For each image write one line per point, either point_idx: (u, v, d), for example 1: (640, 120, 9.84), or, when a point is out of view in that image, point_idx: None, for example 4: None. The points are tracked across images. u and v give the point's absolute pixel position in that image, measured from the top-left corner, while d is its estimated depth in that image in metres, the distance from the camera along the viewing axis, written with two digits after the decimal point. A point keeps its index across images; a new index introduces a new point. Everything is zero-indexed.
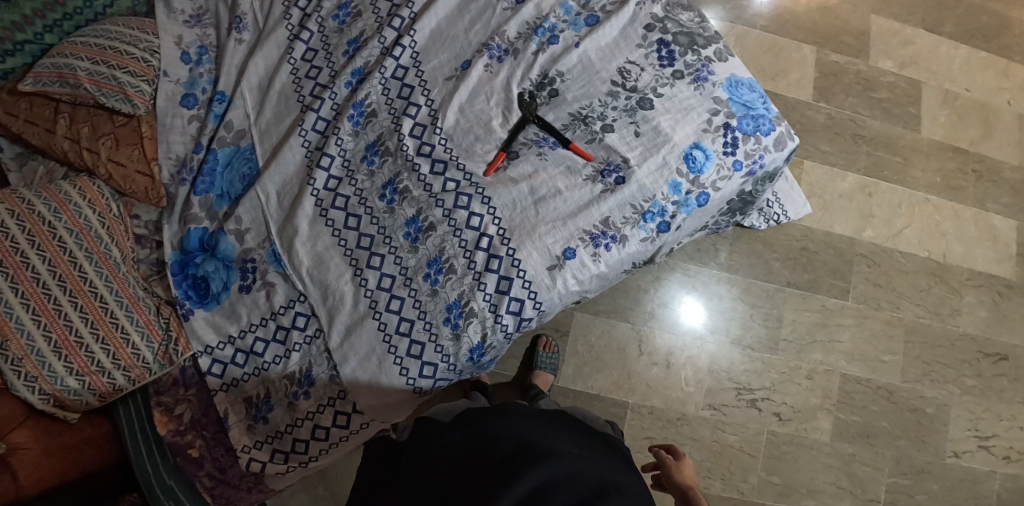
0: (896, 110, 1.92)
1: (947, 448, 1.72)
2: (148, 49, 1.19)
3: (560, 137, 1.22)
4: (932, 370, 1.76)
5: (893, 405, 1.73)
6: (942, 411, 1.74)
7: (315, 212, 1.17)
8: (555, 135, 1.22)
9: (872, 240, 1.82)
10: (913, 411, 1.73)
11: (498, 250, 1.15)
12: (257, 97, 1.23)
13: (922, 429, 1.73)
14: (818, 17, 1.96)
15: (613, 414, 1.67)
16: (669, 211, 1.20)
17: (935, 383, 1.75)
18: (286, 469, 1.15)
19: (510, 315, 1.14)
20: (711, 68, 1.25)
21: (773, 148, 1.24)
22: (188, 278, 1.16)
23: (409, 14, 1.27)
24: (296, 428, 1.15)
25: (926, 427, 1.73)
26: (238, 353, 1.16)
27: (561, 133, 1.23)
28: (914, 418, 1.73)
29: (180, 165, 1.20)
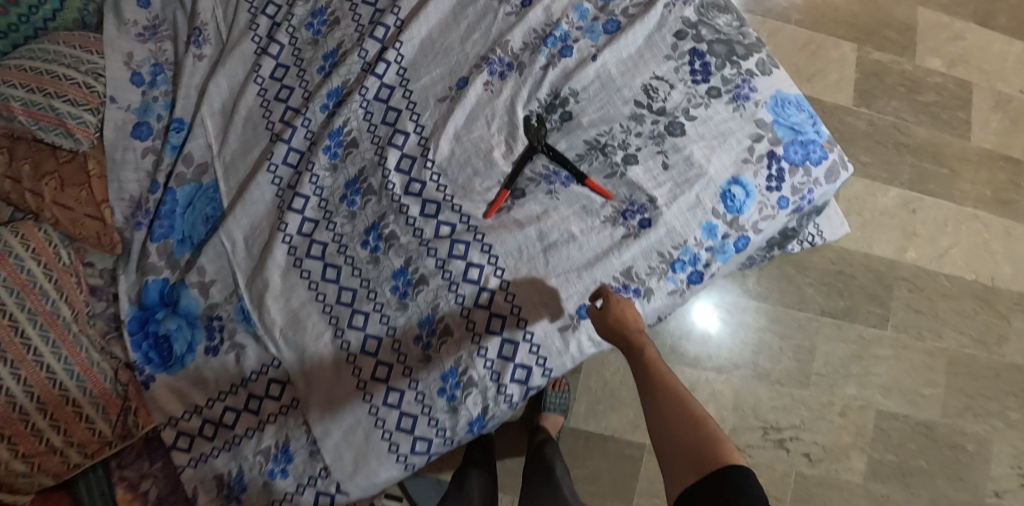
0: (942, 115, 1.72)
1: (987, 487, 1.54)
2: (92, 71, 1.02)
3: (574, 171, 1.04)
4: (975, 403, 1.58)
5: (932, 441, 1.55)
6: (985, 448, 1.56)
7: (288, 262, 1.01)
8: (569, 168, 1.04)
9: (914, 262, 1.63)
10: (953, 449, 1.55)
11: (500, 308, 0.99)
12: (220, 123, 1.06)
13: (962, 468, 1.55)
14: (859, 9, 1.75)
15: (629, 456, 1.48)
16: (703, 259, 1.03)
17: (977, 418, 1.57)
18: None
19: (515, 384, 0.98)
20: (753, 83, 1.07)
21: (824, 181, 1.05)
22: (148, 337, 1.02)
23: (395, 21, 1.08)
24: None
25: (965, 465, 1.55)
26: (207, 425, 1.02)
27: (575, 166, 1.05)
28: (954, 455, 1.55)
29: (135, 207, 1.03)
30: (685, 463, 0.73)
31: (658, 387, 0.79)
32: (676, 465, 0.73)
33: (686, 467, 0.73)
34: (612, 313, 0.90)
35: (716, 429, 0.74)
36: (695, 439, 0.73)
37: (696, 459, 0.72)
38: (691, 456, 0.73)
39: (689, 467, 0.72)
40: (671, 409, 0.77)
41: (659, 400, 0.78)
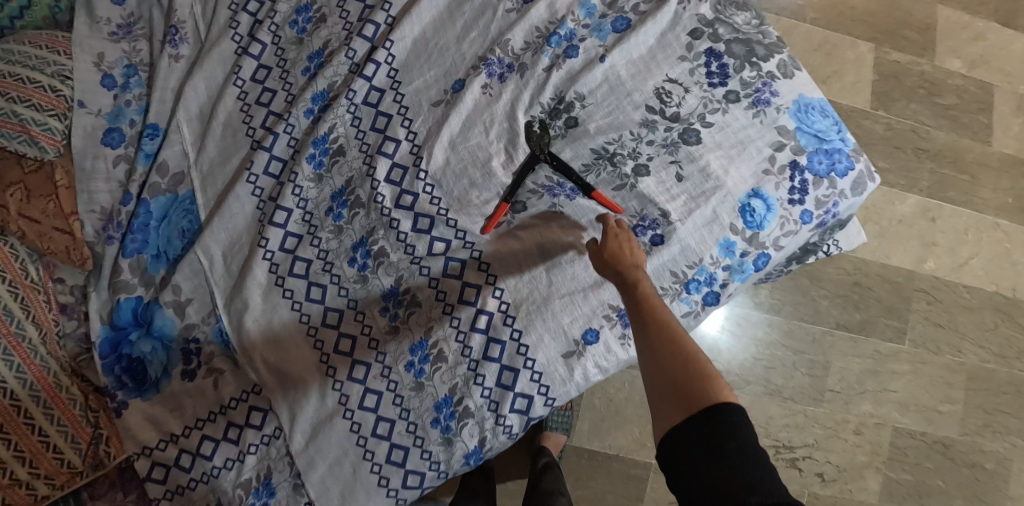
0: (963, 118, 1.64)
1: None
2: (58, 74, 0.94)
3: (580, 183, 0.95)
4: (996, 421, 1.49)
5: (950, 461, 1.47)
6: (1006, 468, 1.47)
7: (270, 281, 0.95)
8: (574, 179, 0.95)
9: (933, 273, 1.55)
10: (972, 467, 1.47)
11: (499, 332, 0.91)
12: (197, 129, 0.99)
13: (981, 488, 1.46)
14: (876, 7, 1.67)
15: (633, 476, 1.40)
16: (720, 278, 0.97)
17: (997, 436, 1.48)
18: None
19: (515, 415, 0.91)
20: (774, 87, 0.99)
21: (850, 193, 0.97)
22: (121, 360, 0.94)
23: (386, 18, 1.01)
24: None
25: (985, 486, 1.46)
26: (183, 454, 0.92)
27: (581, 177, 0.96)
28: (973, 475, 1.47)
29: (106, 220, 0.96)
30: (673, 399, 0.69)
31: (650, 320, 0.76)
32: (664, 401, 0.70)
33: (673, 402, 0.70)
34: (609, 246, 0.86)
35: (707, 364, 0.71)
36: (682, 374, 0.70)
37: (686, 397, 0.69)
38: (679, 392, 0.69)
39: (675, 404, 0.69)
40: (662, 342, 0.73)
41: (650, 331, 0.75)
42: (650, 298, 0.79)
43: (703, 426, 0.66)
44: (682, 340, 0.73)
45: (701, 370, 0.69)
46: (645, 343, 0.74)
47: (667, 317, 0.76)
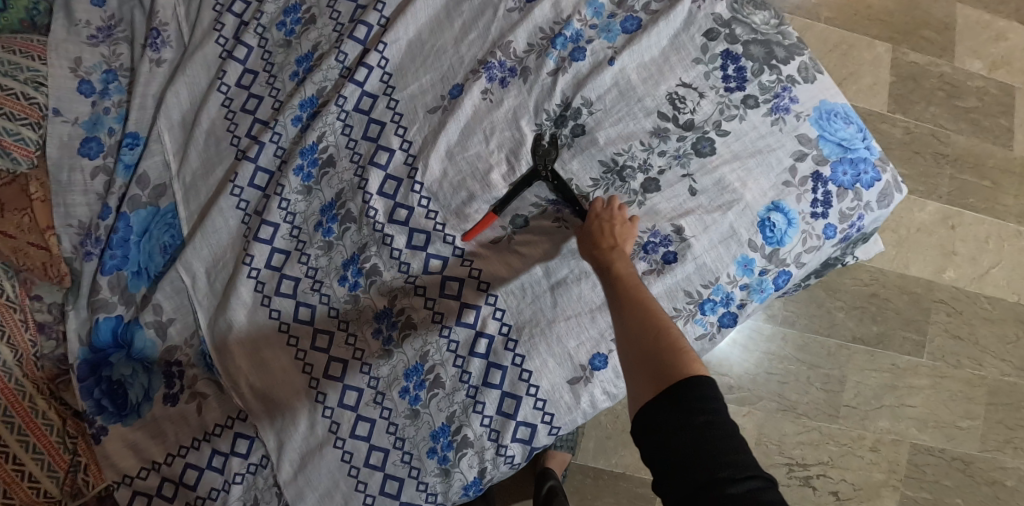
0: (984, 122, 1.57)
1: None
2: (32, 80, 0.89)
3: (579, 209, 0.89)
4: (1018, 437, 1.42)
5: (970, 479, 1.41)
6: None
7: (255, 299, 0.89)
8: (570, 202, 0.89)
9: (952, 283, 1.48)
10: (992, 486, 1.41)
11: (500, 358, 0.86)
12: (180, 137, 0.93)
13: None
14: (895, 7, 1.60)
15: (640, 495, 1.34)
16: (737, 298, 0.93)
17: (1020, 453, 1.42)
18: None
19: (517, 444, 0.86)
20: (794, 92, 0.93)
21: (876, 205, 0.92)
22: (100, 384, 0.88)
23: (379, 19, 0.95)
24: None
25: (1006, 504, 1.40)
26: (166, 483, 0.87)
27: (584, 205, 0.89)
28: (993, 494, 1.40)
29: (84, 234, 0.90)
30: (643, 378, 0.66)
31: (626, 301, 0.73)
32: (637, 379, 0.67)
33: (645, 380, 0.66)
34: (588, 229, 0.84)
35: (681, 339, 0.67)
36: (653, 349, 0.66)
37: (655, 371, 0.65)
38: (650, 368, 0.65)
39: (645, 380, 0.65)
40: (636, 320, 0.70)
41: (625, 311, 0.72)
42: (628, 280, 0.76)
43: (673, 399, 0.62)
44: (656, 318, 0.70)
45: (671, 344, 0.66)
46: (619, 325, 0.71)
47: (643, 297, 0.73)
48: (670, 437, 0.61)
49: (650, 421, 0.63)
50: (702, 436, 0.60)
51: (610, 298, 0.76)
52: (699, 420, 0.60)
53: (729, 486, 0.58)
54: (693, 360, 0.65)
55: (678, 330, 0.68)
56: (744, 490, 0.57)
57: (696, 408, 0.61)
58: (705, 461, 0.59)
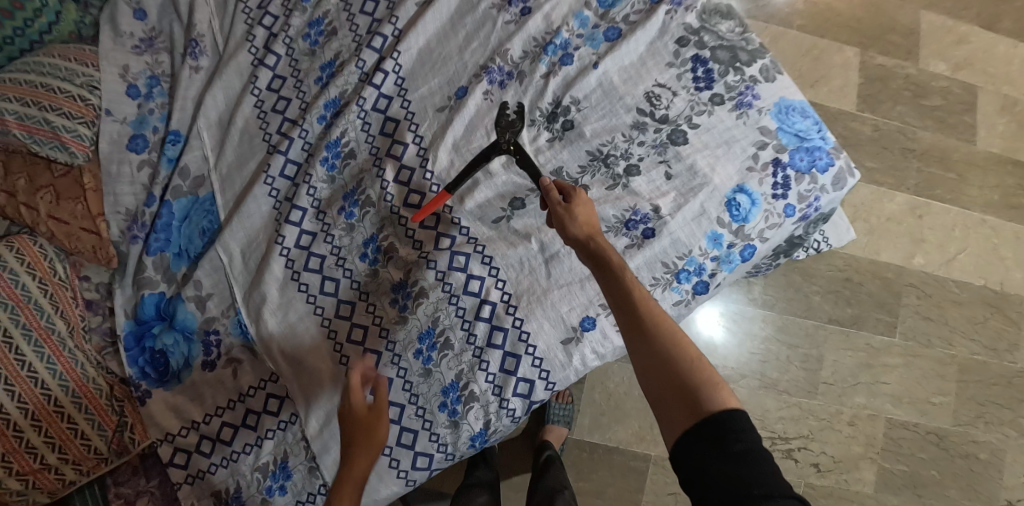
0: (948, 119, 1.70)
1: (1001, 498, 1.50)
2: (87, 84, 1.00)
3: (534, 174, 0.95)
4: (987, 412, 1.53)
5: (944, 451, 1.51)
6: (998, 458, 1.52)
7: (286, 276, 1.00)
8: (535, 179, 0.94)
9: (921, 268, 1.60)
10: (965, 458, 1.51)
11: (502, 321, 0.97)
12: (217, 135, 1.05)
13: (975, 477, 1.50)
14: (862, 13, 1.73)
15: (633, 468, 1.44)
16: (708, 269, 1.05)
17: (990, 427, 1.53)
18: None
19: (518, 398, 0.97)
20: (756, 90, 1.08)
21: (831, 188, 1.05)
22: (144, 353, 0.98)
23: (393, 31, 1.07)
24: None
25: (979, 475, 1.51)
26: (204, 440, 0.97)
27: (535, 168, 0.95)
28: (966, 466, 1.51)
29: (131, 220, 1.01)
30: (680, 409, 0.70)
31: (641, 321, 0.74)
32: (667, 405, 0.71)
33: (681, 412, 0.70)
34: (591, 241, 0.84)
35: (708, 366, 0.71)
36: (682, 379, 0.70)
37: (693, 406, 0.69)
38: (682, 397, 0.70)
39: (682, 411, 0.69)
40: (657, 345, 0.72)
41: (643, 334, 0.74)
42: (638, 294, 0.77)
43: (709, 430, 0.67)
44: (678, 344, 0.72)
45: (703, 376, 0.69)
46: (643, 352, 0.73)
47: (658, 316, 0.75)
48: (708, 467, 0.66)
49: (688, 450, 0.68)
50: (744, 467, 0.64)
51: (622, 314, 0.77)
52: (737, 450, 0.65)
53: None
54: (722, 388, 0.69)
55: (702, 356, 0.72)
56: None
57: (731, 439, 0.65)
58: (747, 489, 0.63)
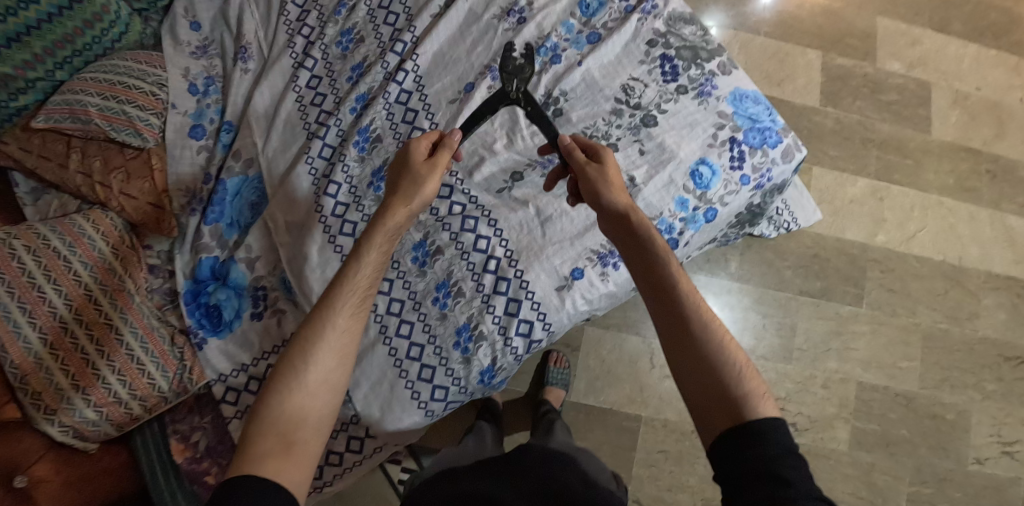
0: (904, 113, 1.78)
1: (968, 455, 1.54)
2: (156, 82, 1.20)
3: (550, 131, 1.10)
4: (951, 376, 1.58)
5: (913, 412, 1.56)
6: (964, 418, 1.56)
7: (324, 239, 1.16)
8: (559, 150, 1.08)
9: (884, 246, 1.66)
10: (933, 419, 1.56)
11: (505, 272, 1.15)
12: (263, 124, 1.24)
13: (944, 437, 1.55)
14: (822, 21, 1.84)
15: (626, 428, 1.51)
16: (677, 228, 1.23)
17: (954, 389, 1.58)
18: (320, 483, 1.16)
19: (520, 337, 1.14)
20: (715, 82, 1.27)
21: (781, 160, 1.25)
22: (201, 307, 1.15)
23: (411, 38, 1.28)
24: (332, 439, 1.16)
25: (946, 434, 1.55)
26: (252, 380, 1.14)
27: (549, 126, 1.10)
28: (935, 425, 1.55)
29: (190, 196, 1.20)
30: (719, 410, 0.81)
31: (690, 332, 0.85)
32: (708, 403, 0.82)
33: (719, 414, 0.80)
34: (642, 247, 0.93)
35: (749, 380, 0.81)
36: (726, 386, 0.81)
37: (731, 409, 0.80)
38: (722, 401, 0.81)
39: (722, 413, 0.80)
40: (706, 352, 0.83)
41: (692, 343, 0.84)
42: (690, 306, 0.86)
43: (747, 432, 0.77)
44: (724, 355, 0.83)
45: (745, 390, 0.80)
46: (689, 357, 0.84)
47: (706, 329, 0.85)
48: (739, 461, 0.76)
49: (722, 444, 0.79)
50: (782, 469, 0.73)
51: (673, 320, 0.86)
52: (774, 452, 0.75)
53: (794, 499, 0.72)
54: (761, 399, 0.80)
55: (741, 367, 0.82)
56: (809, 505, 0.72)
57: (769, 444, 0.76)
58: (783, 488, 0.72)
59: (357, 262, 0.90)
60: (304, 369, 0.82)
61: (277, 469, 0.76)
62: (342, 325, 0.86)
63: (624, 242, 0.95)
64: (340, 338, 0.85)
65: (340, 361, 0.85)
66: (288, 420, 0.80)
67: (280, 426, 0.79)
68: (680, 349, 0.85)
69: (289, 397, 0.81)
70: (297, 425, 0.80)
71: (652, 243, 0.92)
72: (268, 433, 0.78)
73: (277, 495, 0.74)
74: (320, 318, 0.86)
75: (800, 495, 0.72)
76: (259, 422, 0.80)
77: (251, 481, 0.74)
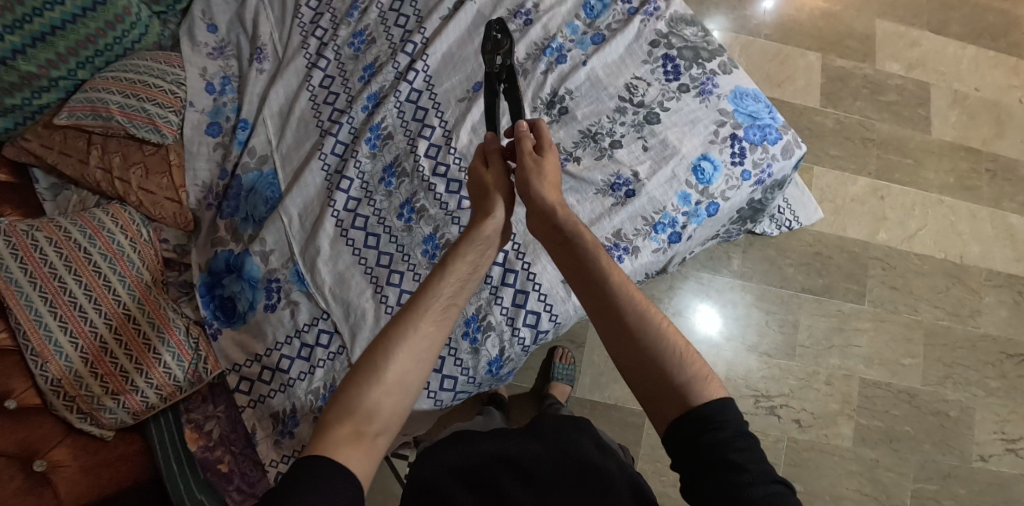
0: (905, 112, 1.81)
1: (973, 452, 1.54)
2: (174, 81, 1.24)
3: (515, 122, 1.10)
4: (954, 372, 1.59)
5: (916, 408, 1.57)
6: (968, 415, 1.57)
7: (336, 232, 1.20)
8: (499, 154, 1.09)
9: (886, 243, 1.68)
10: (936, 415, 1.56)
11: (513, 265, 1.18)
12: (278, 123, 1.28)
13: (948, 433, 1.55)
14: (821, 23, 1.87)
15: (631, 424, 1.52)
16: (680, 222, 1.25)
17: (958, 386, 1.58)
18: None
19: (527, 328, 1.17)
20: (716, 80, 1.30)
21: (781, 156, 1.27)
22: (215, 299, 1.18)
23: (421, 39, 1.31)
24: None
25: (951, 430, 1.55)
26: (265, 371, 1.15)
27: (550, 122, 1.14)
28: (938, 422, 1.56)
29: (206, 191, 1.24)
30: (666, 401, 0.78)
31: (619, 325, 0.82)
32: (654, 396, 0.79)
33: (666, 404, 0.78)
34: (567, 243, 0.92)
35: (691, 362, 0.79)
36: (669, 373, 0.78)
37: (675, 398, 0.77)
38: (666, 391, 0.78)
39: (669, 403, 0.78)
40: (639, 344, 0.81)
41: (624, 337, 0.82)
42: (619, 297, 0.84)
43: (695, 418, 0.75)
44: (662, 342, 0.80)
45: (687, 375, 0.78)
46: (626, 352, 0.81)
47: (638, 318, 0.82)
48: (689, 450, 0.74)
49: (676, 434, 0.76)
50: (734, 454, 0.72)
51: (603, 318, 0.84)
52: (725, 437, 0.73)
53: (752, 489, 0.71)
54: (705, 381, 0.78)
55: (680, 348, 0.80)
56: (766, 493, 0.70)
57: (719, 428, 0.74)
58: (740, 474, 0.71)
59: (442, 270, 0.89)
60: (384, 366, 0.80)
61: (349, 459, 0.74)
62: (423, 329, 0.84)
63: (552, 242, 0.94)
64: (419, 343, 0.83)
65: (413, 361, 0.82)
66: (363, 413, 0.78)
67: (356, 416, 0.77)
68: (620, 344, 0.82)
69: (369, 392, 0.79)
70: (371, 419, 0.77)
71: (580, 241, 0.90)
72: (344, 423, 0.76)
73: (343, 483, 0.72)
74: (404, 320, 0.84)
75: (757, 480, 0.71)
76: (337, 411, 0.78)
77: (324, 466, 0.72)
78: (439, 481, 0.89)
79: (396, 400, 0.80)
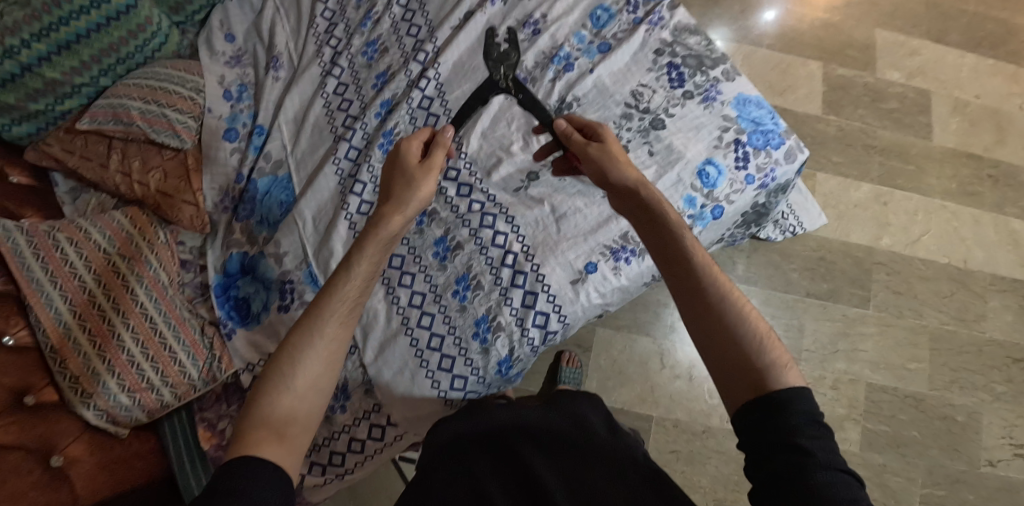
0: (905, 120, 1.83)
1: (981, 456, 1.55)
2: (194, 88, 1.28)
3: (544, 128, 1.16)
4: (960, 377, 1.60)
5: (922, 413, 1.57)
6: (975, 420, 1.57)
7: (349, 235, 1.23)
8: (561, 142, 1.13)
9: (890, 248, 1.70)
10: (944, 420, 1.57)
11: (523, 266, 1.20)
12: (293, 129, 1.31)
13: (955, 437, 1.56)
14: (822, 33, 1.90)
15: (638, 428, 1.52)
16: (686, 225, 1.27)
17: (964, 390, 1.59)
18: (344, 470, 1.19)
19: (536, 328, 1.18)
20: (719, 88, 1.33)
21: (784, 161, 1.29)
22: (230, 300, 1.21)
23: (433, 48, 1.34)
24: (353, 427, 1.19)
25: (958, 435, 1.56)
26: None
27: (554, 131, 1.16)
28: (945, 427, 1.57)
29: (222, 194, 1.27)
30: (743, 384, 0.82)
31: (703, 305, 0.86)
32: (732, 377, 0.83)
33: (742, 385, 0.82)
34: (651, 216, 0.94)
35: (771, 347, 0.83)
36: (751, 359, 0.82)
37: (752, 380, 0.81)
38: (744, 373, 0.82)
39: (745, 386, 0.82)
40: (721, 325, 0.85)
41: (706, 316, 0.86)
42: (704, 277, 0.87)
43: (769, 404, 0.79)
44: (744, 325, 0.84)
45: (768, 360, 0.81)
46: (707, 331, 0.85)
47: (722, 300, 0.86)
48: (760, 431, 0.79)
49: (747, 417, 0.80)
50: (803, 440, 0.76)
51: (687, 294, 0.87)
52: (797, 423, 0.77)
53: (818, 475, 0.74)
54: (785, 367, 0.81)
55: (763, 334, 0.83)
56: (831, 480, 0.74)
57: (791, 415, 0.77)
58: (804, 459, 0.75)
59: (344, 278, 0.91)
60: (293, 372, 0.86)
61: (276, 455, 0.81)
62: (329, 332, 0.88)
63: (638, 221, 0.96)
64: (330, 345, 0.88)
65: (326, 364, 0.88)
66: (281, 418, 0.84)
67: (272, 422, 0.83)
68: (704, 326, 0.86)
69: (280, 398, 0.85)
70: (290, 422, 0.84)
71: (664, 215, 0.93)
72: (262, 428, 0.82)
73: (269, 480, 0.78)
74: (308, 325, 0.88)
75: (821, 467, 0.74)
76: (257, 414, 0.84)
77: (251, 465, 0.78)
78: (457, 447, 0.98)
79: (312, 401, 0.86)
